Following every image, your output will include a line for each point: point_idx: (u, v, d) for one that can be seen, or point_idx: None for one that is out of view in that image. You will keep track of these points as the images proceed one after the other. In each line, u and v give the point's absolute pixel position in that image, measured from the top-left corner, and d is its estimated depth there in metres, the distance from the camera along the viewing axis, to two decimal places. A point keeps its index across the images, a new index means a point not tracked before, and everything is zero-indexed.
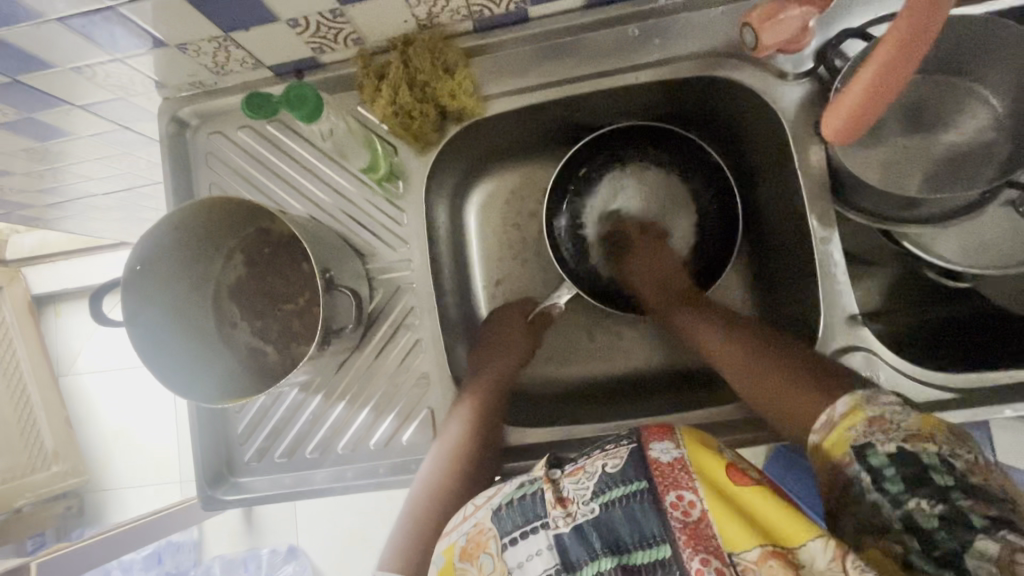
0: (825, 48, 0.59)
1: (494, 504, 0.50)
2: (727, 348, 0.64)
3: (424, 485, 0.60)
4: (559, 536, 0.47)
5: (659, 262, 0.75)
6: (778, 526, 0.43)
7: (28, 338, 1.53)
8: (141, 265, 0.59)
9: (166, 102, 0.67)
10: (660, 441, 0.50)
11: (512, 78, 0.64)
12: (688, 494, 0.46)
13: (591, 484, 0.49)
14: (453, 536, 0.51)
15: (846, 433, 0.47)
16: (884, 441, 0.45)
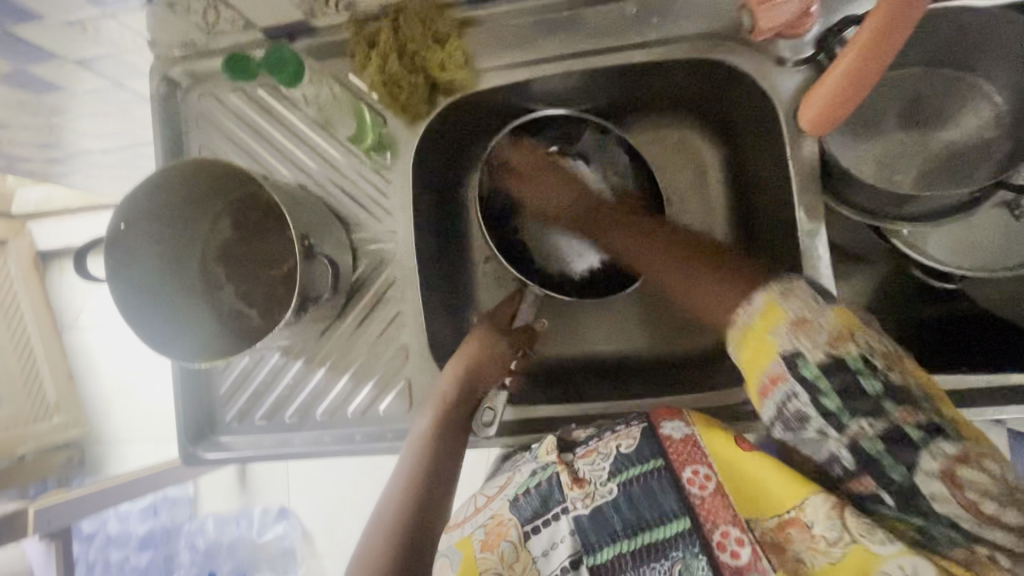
0: (826, 35, 0.57)
1: (509, 495, 0.52)
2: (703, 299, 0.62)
3: (396, 490, 0.54)
4: (579, 518, 0.49)
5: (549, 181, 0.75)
6: (787, 492, 0.46)
7: (32, 291, 1.56)
8: (126, 224, 0.59)
9: (158, 61, 0.67)
10: (671, 420, 0.52)
11: (505, 52, 0.63)
12: (703, 469, 0.48)
13: (606, 465, 0.51)
14: (466, 530, 0.52)
15: (773, 339, 0.47)
16: (812, 347, 0.45)
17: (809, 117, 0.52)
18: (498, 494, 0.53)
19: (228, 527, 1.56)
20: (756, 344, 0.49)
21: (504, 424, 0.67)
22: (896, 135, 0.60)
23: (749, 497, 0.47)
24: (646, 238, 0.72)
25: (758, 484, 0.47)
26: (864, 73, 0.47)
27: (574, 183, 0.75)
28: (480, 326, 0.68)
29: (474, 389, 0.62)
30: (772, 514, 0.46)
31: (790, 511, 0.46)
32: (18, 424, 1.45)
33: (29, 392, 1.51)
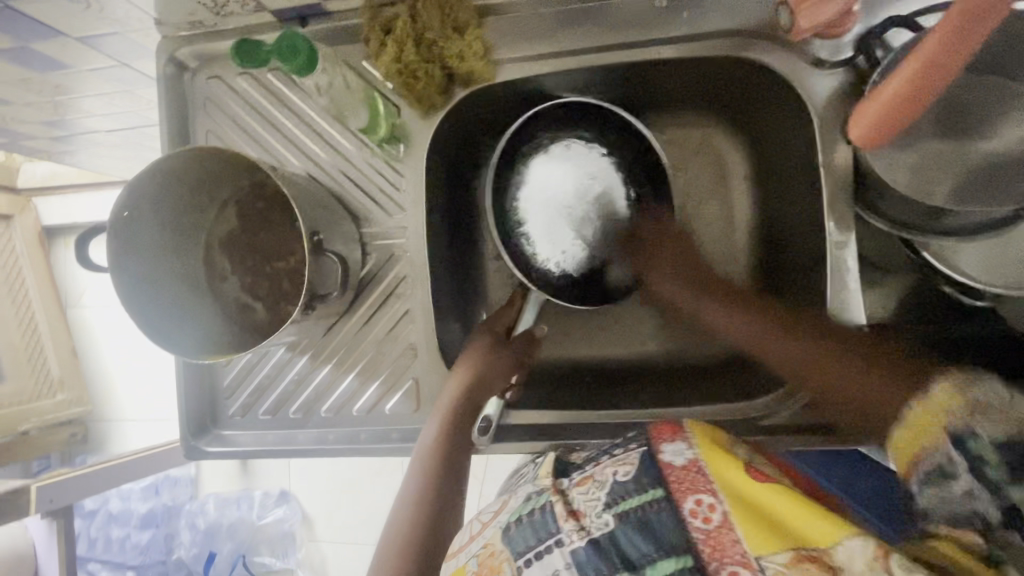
0: (866, 36, 0.54)
1: (502, 524, 0.49)
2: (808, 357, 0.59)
3: (404, 511, 0.55)
4: (576, 552, 0.44)
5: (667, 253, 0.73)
6: (810, 532, 0.41)
7: (37, 268, 1.55)
8: (129, 212, 0.57)
9: (165, 41, 0.64)
10: (672, 442, 0.49)
11: (527, 43, 0.60)
12: (706, 499, 0.44)
13: (602, 495, 0.47)
14: (460, 560, 0.48)
15: (941, 417, 0.43)
16: (987, 429, 0.41)
17: (853, 135, 0.51)
18: (492, 521, 0.50)
19: (229, 509, 1.56)
20: (917, 424, 0.45)
21: (512, 428, 0.65)
22: (952, 145, 0.54)
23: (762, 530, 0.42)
24: (738, 308, 0.70)
25: (778, 520, 0.42)
26: (910, 108, 0.45)
27: (682, 266, 0.73)
28: (482, 332, 0.68)
29: (473, 402, 0.62)
30: (788, 549, 0.40)
31: (812, 549, 0.40)
32: (22, 400, 1.45)
33: (33, 368, 1.50)
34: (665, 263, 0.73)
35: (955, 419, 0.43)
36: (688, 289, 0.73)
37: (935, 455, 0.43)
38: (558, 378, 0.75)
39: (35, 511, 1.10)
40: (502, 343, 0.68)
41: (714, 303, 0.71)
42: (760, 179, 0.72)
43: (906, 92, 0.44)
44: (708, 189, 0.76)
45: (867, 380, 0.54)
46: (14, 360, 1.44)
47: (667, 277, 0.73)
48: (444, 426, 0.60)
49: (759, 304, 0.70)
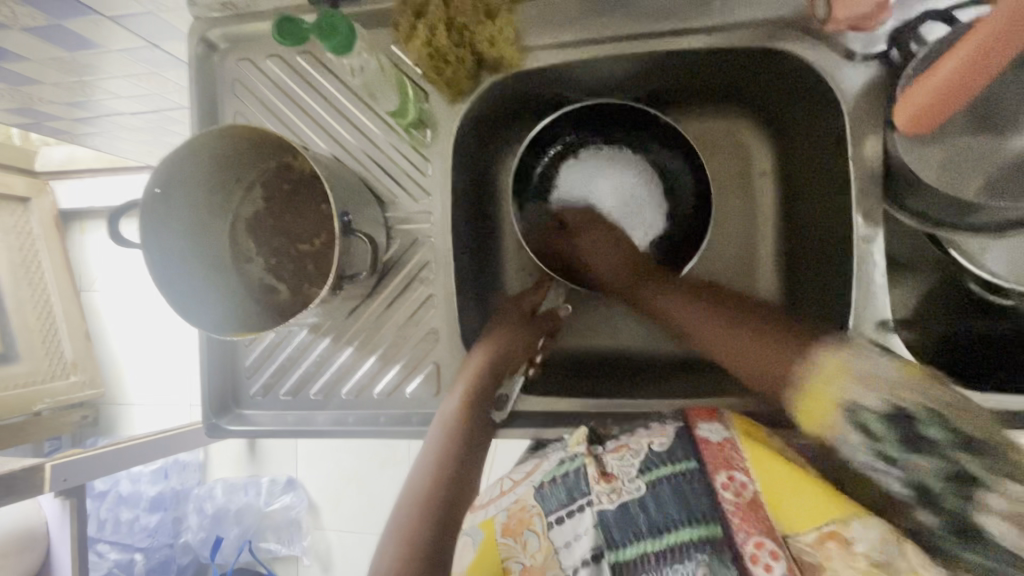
0: (901, 30, 0.54)
1: (535, 482, 0.50)
2: (693, 317, 0.66)
3: (423, 479, 0.56)
4: (603, 511, 0.47)
5: (610, 238, 0.74)
6: (830, 509, 0.43)
7: (54, 252, 1.56)
8: (161, 189, 0.57)
9: (196, 22, 0.65)
10: (708, 422, 0.50)
11: (557, 30, 0.60)
12: (739, 474, 0.46)
13: (637, 462, 0.49)
14: (489, 511, 0.50)
15: (836, 393, 0.48)
16: (869, 399, 0.46)
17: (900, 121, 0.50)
18: (525, 479, 0.52)
19: (237, 494, 1.57)
20: (812, 396, 0.50)
21: (531, 414, 0.66)
22: (983, 142, 0.53)
23: (788, 515, 0.44)
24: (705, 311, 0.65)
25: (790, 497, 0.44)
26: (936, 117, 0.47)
27: (617, 241, 0.74)
28: (523, 318, 0.71)
29: (496, 381, 0.63)
30: (814, 529, 0.43)
31: (830, 525, 0.42)
32: (36, 381, 1.46)
33: (47, 349, 1.51)
34: (601, 249, 0.73)
35: (850, 388, 0.48)
36: (631, 279, 0.73)
37: (840, 434, 0.48)
38: (578, 367, 0.75)
39: (47, 489, 1.11)
40: (522, 325, 0.70)
41: (669, 293, 0.69)
42: (785, 175, 0.72)
43: (932, 111, 0.46)
44: (731, 183, 0.76)
45: (753, 341, 0.59)
46: (29, 340, 1.45)
47: (654, 294, 0.70)
48: (466, 403, 0.60)
49: (711, 300, 0.67)
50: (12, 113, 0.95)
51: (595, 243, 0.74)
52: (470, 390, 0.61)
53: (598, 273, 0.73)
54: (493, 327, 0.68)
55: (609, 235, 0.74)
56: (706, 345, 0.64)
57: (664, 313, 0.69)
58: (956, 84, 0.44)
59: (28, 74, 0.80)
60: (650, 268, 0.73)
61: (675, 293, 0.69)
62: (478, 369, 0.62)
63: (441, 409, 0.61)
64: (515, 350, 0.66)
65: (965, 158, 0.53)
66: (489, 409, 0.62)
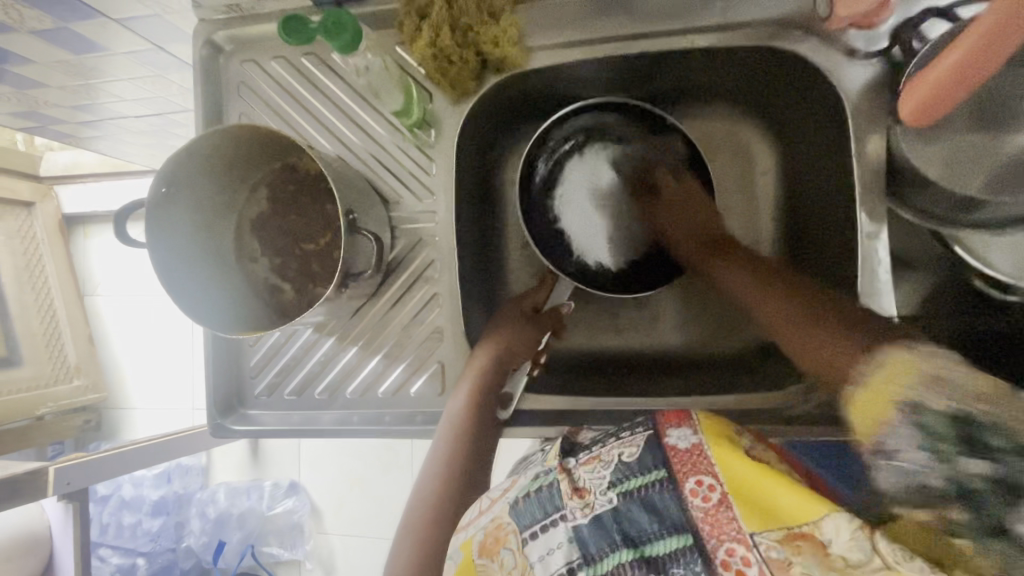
0: (903, 27, 0.55)
1: (510, 499, 0.49)
2: (782, 308, 0.65)
3: (433, 481, 0.57)
4: (578, 527, 0.46)
5: (688, 199, 0.73)
6: (795, 511, 0.41)
7: (57, 255, 1.56)
8: (167, 188, 0.58)
9: (202, 24, 0.65)
10: (677, 428, 0.50)
11: (560, 30, 0.61)
12: (708, 479, 0.45)
13: (606, 474, 0.49)
14: (469, 531, 0.49)
15: (892, 388, 0.44)
16: (935, 399, 0.42)
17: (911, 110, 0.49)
18: (501, 496, 0.51)
19: (239, 499, 1.55)
20: (870, 391, 0.46)
21: (536, 414, 0.66)
22: (987, 138, 0.53)
23: (758, 510, 0.43)
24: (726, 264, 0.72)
25: (763, 499, 0.43)
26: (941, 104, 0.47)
27: (705, 211, 0.73)
28: (517, 315, 0.70)
29: (500, 379, 0.63)
30: (779, 527, 0.41)
31: (803, 526, 0.41)
32: (39, 385, 1.46)
33: (51, 353, 1.52)
34: (677, 214, 0.73)
35: (909, 389, 0.43)
36: (699, 252, 0.73)
37: (891, 431, 0.43)
38: (583, 366, 0.75)
39: (50, 493, 1.11)
40: (524, 325, 0.69)
41: (728, 262, 0.72)
42: (789, 172, 0.72)
43: (930, 104, 0.47)
44: (734, 182, 0.76)
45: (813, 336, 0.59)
46: (32, 344, 1.45)
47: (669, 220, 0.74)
48: (471, 403, 0.60)
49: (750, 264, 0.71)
50: (18, 117, 0.96)
51: (670, 212, 0.74)
52: (475, 390, 0.61)
53: (676, 244, 0.75)
54: (496, 325, 0.68)
55: (691, 197, 0.73)
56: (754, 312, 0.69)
57: (729, 287, 0.72)
58: (955, 75, 0.44)
59: (34, 77, 0.81)
60: (726, 244, 0.73)
61: (738, 271, 0.71)
62: (480, 371, 0.62)
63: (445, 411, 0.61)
64: (518, 350, 0.66)
65: (968, 155, 0.53)
66: (495, 407, 0.62)
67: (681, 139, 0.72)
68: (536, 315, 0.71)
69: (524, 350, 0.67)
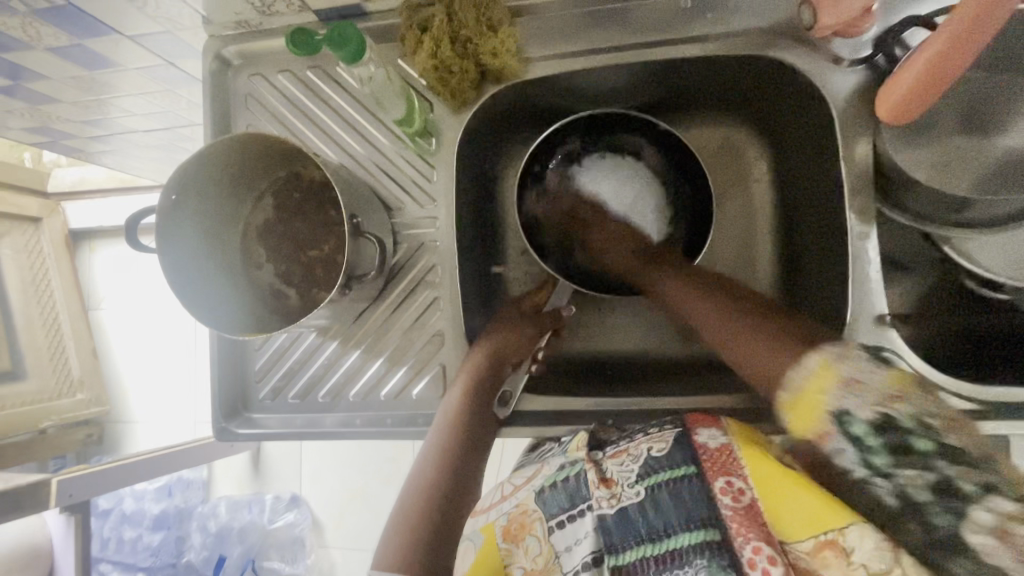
0: (886, 35, 0.57)
1: (535, 487, 0.52)
2: (682, 291, 0.66)
3: (426, 473, 0.59)
4: (604, 517, 0.48)
5: (616, 231, 0.76)
6: (830, 519, 0.42)
7: (63, 269, 1.58)
8: (177, 196, 0.60)
9: (211, 39, 0.68)
10: (708, 429, 0.50)
11: (555, 43, 0.63)
12: (737, 480, 0.45)
13: (636, 467, 0.49)
14: (490, 515, 0.53)
15: (822, 398, 0.45)
16: (860, 406, 0.43)
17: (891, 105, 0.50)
18: (525, 485, 0.54)
19: (240, 512, 1.55)
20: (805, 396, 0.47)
21: (536, 415, 0.66)
22: (970, 142, 0.55)
23: (790, 519, 0.43)
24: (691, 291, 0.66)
25: (790, 501, 0.43)
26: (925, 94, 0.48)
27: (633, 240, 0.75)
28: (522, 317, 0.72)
29: (497, 376, 0.65)
30: (811, 535, 0.42)
31: (830, 533, 0.41)
32: (42, 398, 1.47)
33: (54, 366, 1.53)
34: (607, 239, 0.75)
35: (830, 398, 0.45)
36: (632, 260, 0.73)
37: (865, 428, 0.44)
38: (582, 369, 0.77)
39: (52, 505, 1.11)
40: (521, 325, 0.71)
41: (664, 273, 0.69)
42: (781, 178, 0.74)
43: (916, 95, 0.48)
44: (729, 189, 0.78)
45: (743, 345, 0.56)
46: (37, 357, 1.47)
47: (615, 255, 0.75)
48: (466, 397, 0.62)
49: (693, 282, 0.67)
50: (31, 132, 0.98)
51: (601, 240, 0.75)
52: (470, 384, 0.63)
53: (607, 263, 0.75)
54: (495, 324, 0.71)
55: (614, 233, 0.75)
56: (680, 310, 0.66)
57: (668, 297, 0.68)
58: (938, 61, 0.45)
59: (48, 93, 0.83)
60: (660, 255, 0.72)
61: (682, 280, 0.68)
62: (475, 367, 0.64)
63: (441, 406, 0.63)
64: (513, 350, 0.68)
65: (952, 155, 0.55)
66: (489, 405, 0.63)
67: (676, 147, 0.74)
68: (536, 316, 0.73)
69: (518, 350, 0.68)
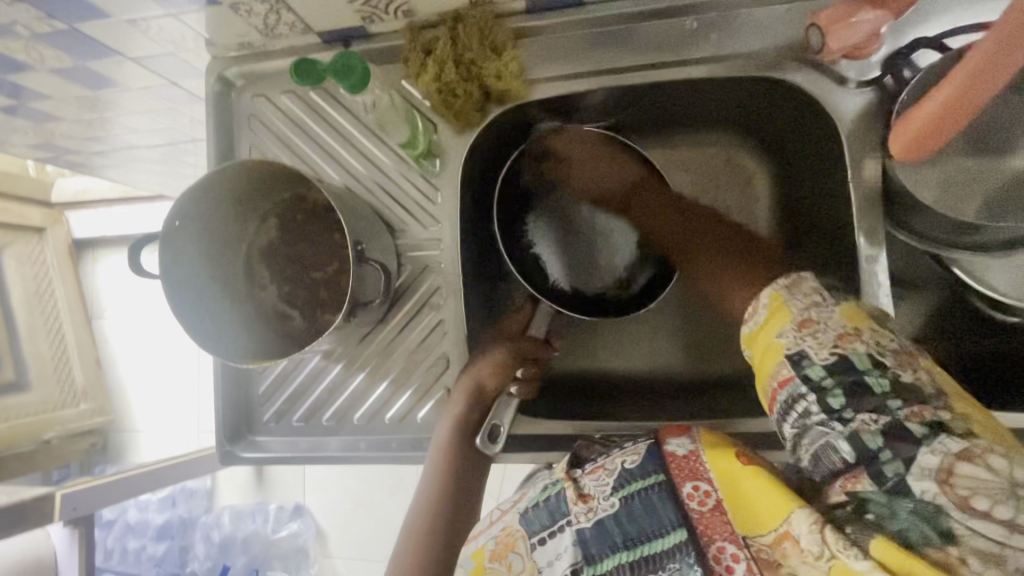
0: (894, 57, 0.56)
1: (520, 508, 0.54)
2: (658, 224, 0.75)
3: (415, 520, 0.59)
4: (582, 531, 0.49)
5: (610, 166, 0.74)
6: (772, 508, 0.43)
7: (66, 280, 1.58)
8: (181, 222, 0.60)
9: (214, 61, 0.68)
10: (677, 438, 0.52)
11: (560, 64, 0.63)
12: (704, 485, 0.48)
13: (611, 481, 0.51)
14: (480, 540, 0.53)
15: (781, 342, 0.46)
16: (816, 349, 0.43)
17: (929, 109, 0.46)
18: (511, 508, 0.55)
19: (243, 522, 1.54)
20: (765, 347, 0.47)
21: (542, 438, 0.66)
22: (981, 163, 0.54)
23: (746, 514, 0.45)
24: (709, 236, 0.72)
25: (744, 496, 0.45)
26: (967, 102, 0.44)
27: (602, 159, 0.73)
28: (500, 339, 0.70)
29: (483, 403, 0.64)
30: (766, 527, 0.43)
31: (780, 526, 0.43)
32: (45, 409, 1.47)
33: (58, 377, 1.53)
34: (586, 180, 0.75)
35: (790, 343, 0.45)
36: (625, 194, 0.75)
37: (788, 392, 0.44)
38: (590, 389, 0.76)
39: (57, 518, 1.11)
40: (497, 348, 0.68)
41: (634, 215, 0.75)
42: (789, 197, 0.73)
43: (930, 124, 0.47)
44: (735, 207, 0.77)
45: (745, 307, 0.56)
46: (40, 368, 1.47)
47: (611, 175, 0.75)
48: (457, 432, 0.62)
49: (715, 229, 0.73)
50: (35, 149, 0.98)
51: (580, 178, 0.76)
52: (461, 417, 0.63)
53: (583, 201, 0.77)
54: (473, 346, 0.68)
55: (594, 167, 0.74)
56: (659, 242, 0.75)
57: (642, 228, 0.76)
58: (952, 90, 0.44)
59: (51, 111, 0.83)
60: (629, 194, 0.75)
61: (640, 214, 0.75)
62: (466, 399, 0.63)
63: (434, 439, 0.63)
64: (493, 377, 0.65)
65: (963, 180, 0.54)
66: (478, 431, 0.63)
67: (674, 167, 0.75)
68: (516, 337, 0.71)
69: (497, 377, 0.65)
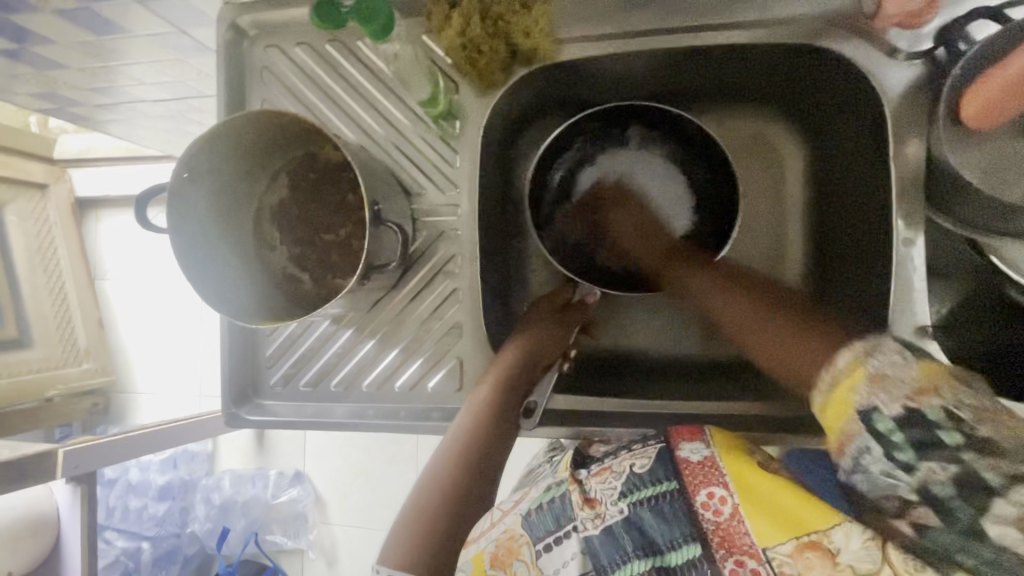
0: (949, 28, 0.53)
1: (522, 510, 0.55)
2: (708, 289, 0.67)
3: (444, 465, 0.56)
4: (590, 537, 0.52)
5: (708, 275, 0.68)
6: (812, 520, 0.45)
7: (70, 237, 1.56)
8: (189, 174, 0.57)
9: (226, 7, 0.64)
10: (690, 442, 0.54)
11: (591, 23, 0.59)
12: (718, 491, 0.50)
13: (618, 485, 0.54)
14: (480, 543, 0.53)
15: (852, 397, 0.42)
16: (888, 402, 0.40)
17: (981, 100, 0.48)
18: (512, 509, 0.56)
19: (244, 486, 1.55)
20: (836, 398, 0.43)
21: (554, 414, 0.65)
22: None
23: (776, 524, 0.46)
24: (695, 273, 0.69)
25: (775, 507, 0.47)
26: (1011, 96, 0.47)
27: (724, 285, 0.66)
28: (549, 311, 0.71)
29: (531, 374, 0.63)
30: (790, 538, 0.45)
31: (812, 535, 0.45)
32: (48, 367, 1.46)
33: (61, 335, 1.51)
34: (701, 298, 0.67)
35: (860, 394, 0.41)
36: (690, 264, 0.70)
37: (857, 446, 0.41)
38: (606, 364, 0.75)
39: (59, 474, 1.10)
40: (556, 325, 0.70)
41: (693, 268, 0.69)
42: (820, 176, 0.70)
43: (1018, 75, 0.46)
44: (761, 186, 0.75)
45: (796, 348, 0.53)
46: (43, 325, 1.45)
47: (698, 264, 0.69)
48: (502, 392, 0.60)
49: (766, 303, 0.63)
50: (37, 98, 0.95)
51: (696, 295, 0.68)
52: (509, 379, 0.61)
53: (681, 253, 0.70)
54: (529, 322, 0.68)
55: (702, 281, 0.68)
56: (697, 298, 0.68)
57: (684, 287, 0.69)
58: None
59: (55, 58, 0.80)
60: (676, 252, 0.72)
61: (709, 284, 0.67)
62: (515, 364, 0.62)
63: (472, 397, 0.61)
64: (547, 351, 0.66)
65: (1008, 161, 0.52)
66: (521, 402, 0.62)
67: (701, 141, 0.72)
68: (568, 313, 0.71)
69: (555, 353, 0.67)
